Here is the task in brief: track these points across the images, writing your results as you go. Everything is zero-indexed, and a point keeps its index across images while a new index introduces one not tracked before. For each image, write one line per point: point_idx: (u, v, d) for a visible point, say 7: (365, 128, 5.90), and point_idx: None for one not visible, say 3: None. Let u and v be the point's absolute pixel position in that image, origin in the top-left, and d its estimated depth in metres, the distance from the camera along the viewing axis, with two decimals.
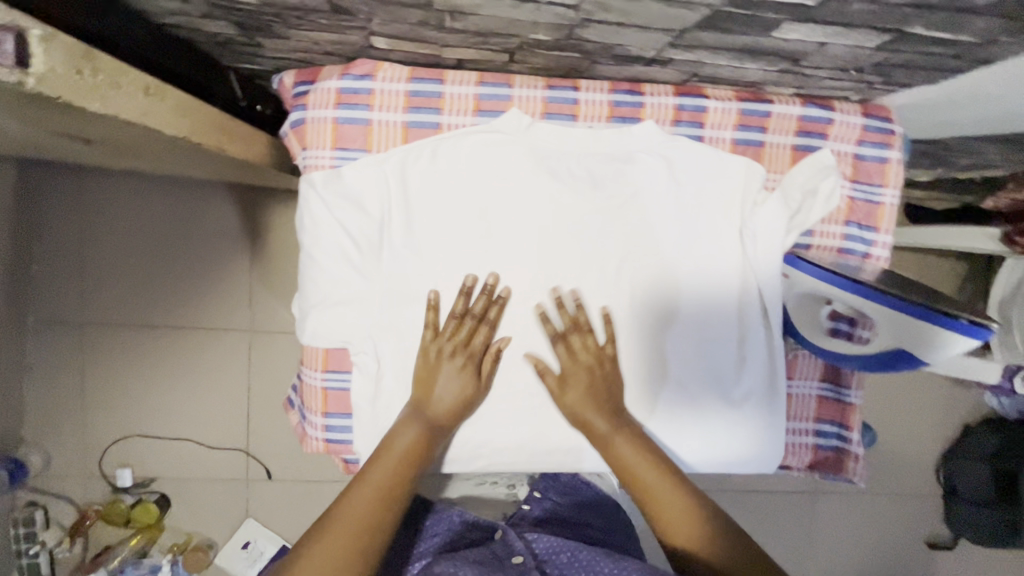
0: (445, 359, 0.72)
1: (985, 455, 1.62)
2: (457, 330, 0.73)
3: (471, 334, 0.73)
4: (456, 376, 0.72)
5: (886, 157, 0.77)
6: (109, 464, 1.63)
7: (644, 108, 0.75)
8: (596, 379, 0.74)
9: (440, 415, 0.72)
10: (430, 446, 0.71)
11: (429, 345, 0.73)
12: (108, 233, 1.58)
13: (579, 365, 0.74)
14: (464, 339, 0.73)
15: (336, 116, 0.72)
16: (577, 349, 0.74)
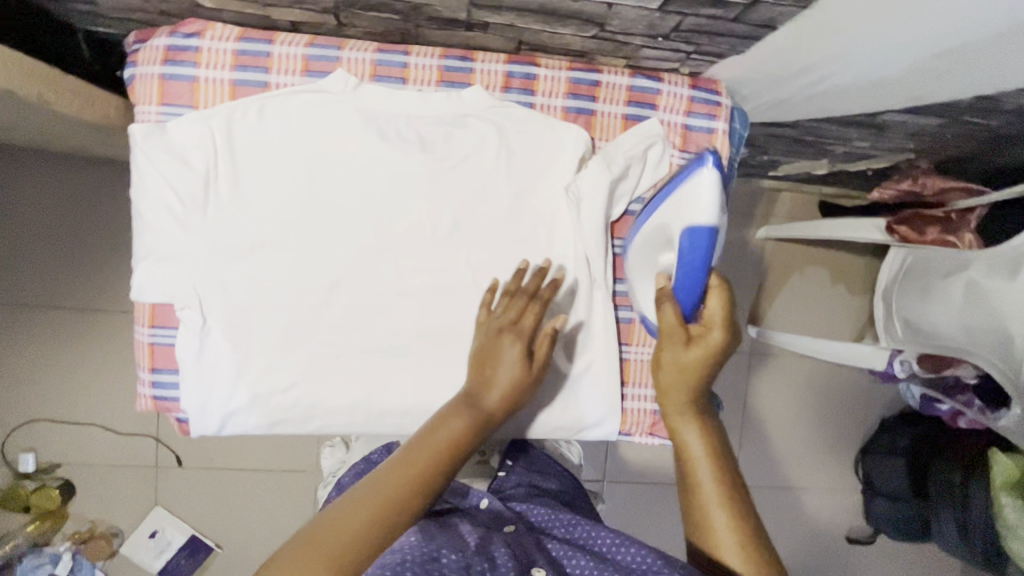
0: (508, 345, 0.73)
1: (900, 450, 1.61)
2: (509, 306, 0.75)
3: (523, 312, 0.74)
4: (515, 358, 0.72)
5: (714, 128, 0.80)
6: (11, 450, 1.60)
7: (474, 74, 0.77)
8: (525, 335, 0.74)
9: (489, 405, 0.71)
10: (473, 444, 0.70)
11: (489, 325, 0.74)
12: (15, 212, 1.56)
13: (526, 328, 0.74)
14: (515, 316, 0.74)
15: (163, 72, 0.74)
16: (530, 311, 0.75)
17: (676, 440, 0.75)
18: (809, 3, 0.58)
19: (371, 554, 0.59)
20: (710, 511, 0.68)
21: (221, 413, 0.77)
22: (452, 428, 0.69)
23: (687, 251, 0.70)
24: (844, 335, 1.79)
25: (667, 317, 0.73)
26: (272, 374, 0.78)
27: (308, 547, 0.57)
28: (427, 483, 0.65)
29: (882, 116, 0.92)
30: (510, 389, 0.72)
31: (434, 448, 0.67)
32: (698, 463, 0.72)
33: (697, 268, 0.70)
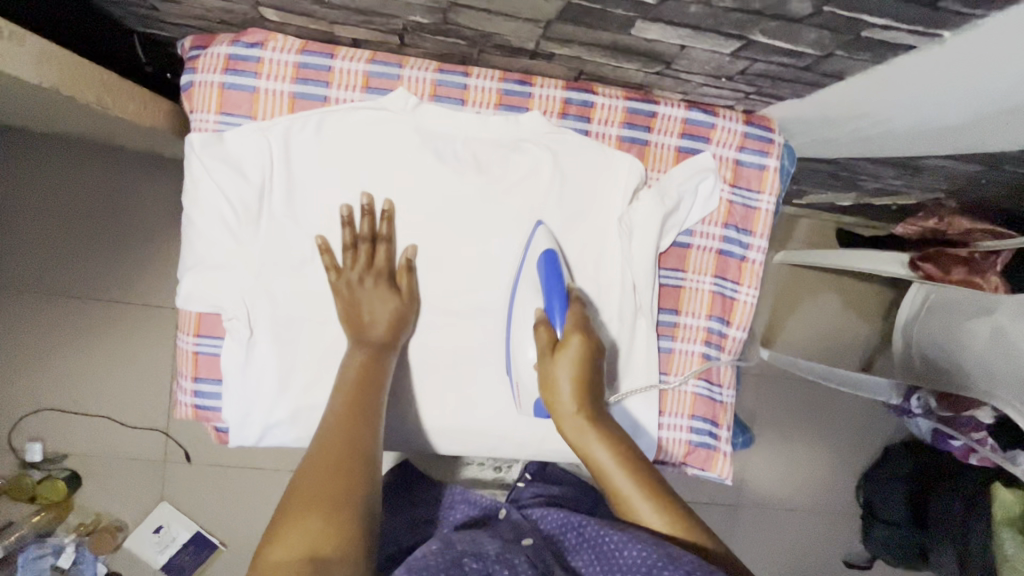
0: (366, 286, 0.75)
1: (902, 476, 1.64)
2: (357, 259, 0.76)
3: (372, 258, 0.76)
4: (381, 296, 0.75)
5: (765, 165, 0.81)
6: (18, 438, 1.58)
7: (532, 99, 0.78)
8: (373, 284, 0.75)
9: (380, 335, 0.74)
10: (377, 374, 0.72)
11: (338, 282, 0.75)
12: (35, 199, 1.55)
13: (371, 271, 0.76)
14: (366, 262, 0.76)
15: (223, 81, 0.73)
16: (377, 256, 0.76)
17: (586, 458, 0.67)
18: (883, 59, 0.58)
19: (357, 493, 0.58)
20: (654, 525, 0.62)
21: (261, 425, 0.78)
22: (353, 366, 0.72)
23: (545, 285, 0.73)
24: (853, 361, 1.81)
25: (540, 338, 0.70)
26: (315, 388, 0.78)
27: (302, 506, 0.56)
28: (362, 421, 0.66)
29: (922, 160, 0.93)
30: (393, 320, 0.75)
31: (342, 391, 0.69)
32: (614, 473, 0.65)
33: (557, 291, 0.73)
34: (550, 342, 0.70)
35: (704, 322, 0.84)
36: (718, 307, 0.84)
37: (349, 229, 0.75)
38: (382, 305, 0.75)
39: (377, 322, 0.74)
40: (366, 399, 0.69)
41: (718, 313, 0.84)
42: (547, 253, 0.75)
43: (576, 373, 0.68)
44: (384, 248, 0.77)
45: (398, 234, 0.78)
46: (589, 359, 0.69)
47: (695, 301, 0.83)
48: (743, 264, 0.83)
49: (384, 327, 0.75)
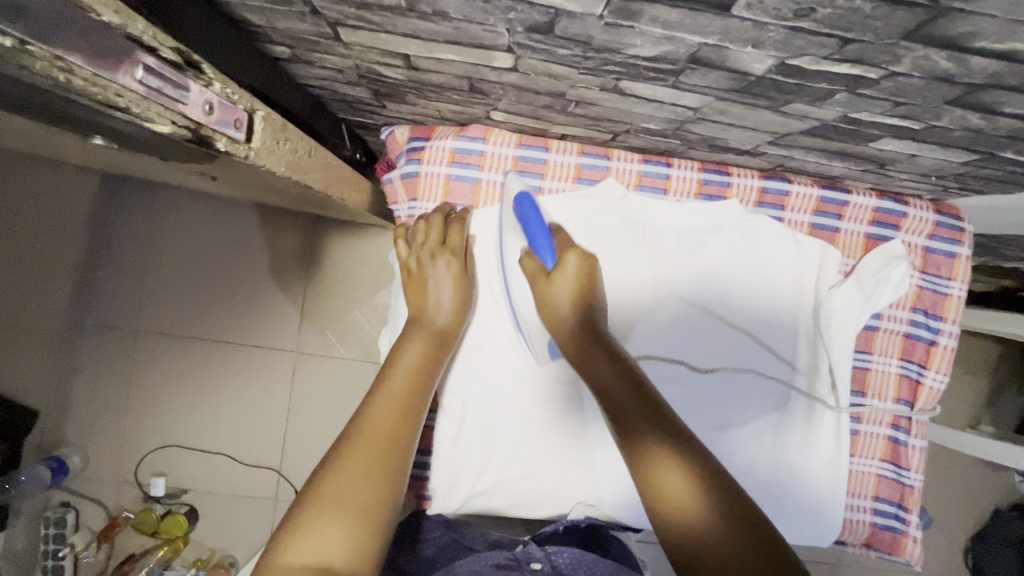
0: (433, 269, 0.76)
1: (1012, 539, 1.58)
2: (427, 233, 0.77)
3: (445, 236, 0.77)
4: (448, 277, 0.76)
5: (956, 252, 0.82)
6: (144, 472, 1.67)
7: (730, 188, 0.81)
8: (451, 266, 0.76)
9: (445, 323, 0.75)
10: (436, 363, 0.72)
11: (412, 259, 0.78)
12: (175, 248, 1.67)
13: (443, 249, 0.77)
14: (438, 238, 0.77)
15: (449, 172, 0.79)
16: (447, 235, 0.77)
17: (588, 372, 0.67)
18: None
19: (393, 484, 0.61)
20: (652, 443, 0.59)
21: (466, 493, 0.80)
22: (417, 352, 0.71)
23: (523, 221, 0.74)
24: (962, 418, 1.75)
25: (529, 268, 0.75)
26: (520, 460, 0.80)
27: (331, 505, 0.56)
28: (411, 414, 0.66)
29: None
30: (457, 308, 0.76)
31: (405, 377, 0.69)
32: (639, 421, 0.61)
33: (538, 232, 0.73)
34: (540, 269, 0.74)
35: (892, 406, 0.84)
36: (905, 390, 0.84)
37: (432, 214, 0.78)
38: (450, 275, 0.76)
39: (442, 297, 0.75)
40: (417, 394, 0.68)
41: (905, 396, 0.84)
42: (520, 194, 0.75)
43: (575, 291, 0.72)
44: (460, 224, 0.78)
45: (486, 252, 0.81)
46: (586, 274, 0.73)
47: (882, 383, 0.84)
48: (933, 348, 0.83)
49: (450, 307, 0.75)
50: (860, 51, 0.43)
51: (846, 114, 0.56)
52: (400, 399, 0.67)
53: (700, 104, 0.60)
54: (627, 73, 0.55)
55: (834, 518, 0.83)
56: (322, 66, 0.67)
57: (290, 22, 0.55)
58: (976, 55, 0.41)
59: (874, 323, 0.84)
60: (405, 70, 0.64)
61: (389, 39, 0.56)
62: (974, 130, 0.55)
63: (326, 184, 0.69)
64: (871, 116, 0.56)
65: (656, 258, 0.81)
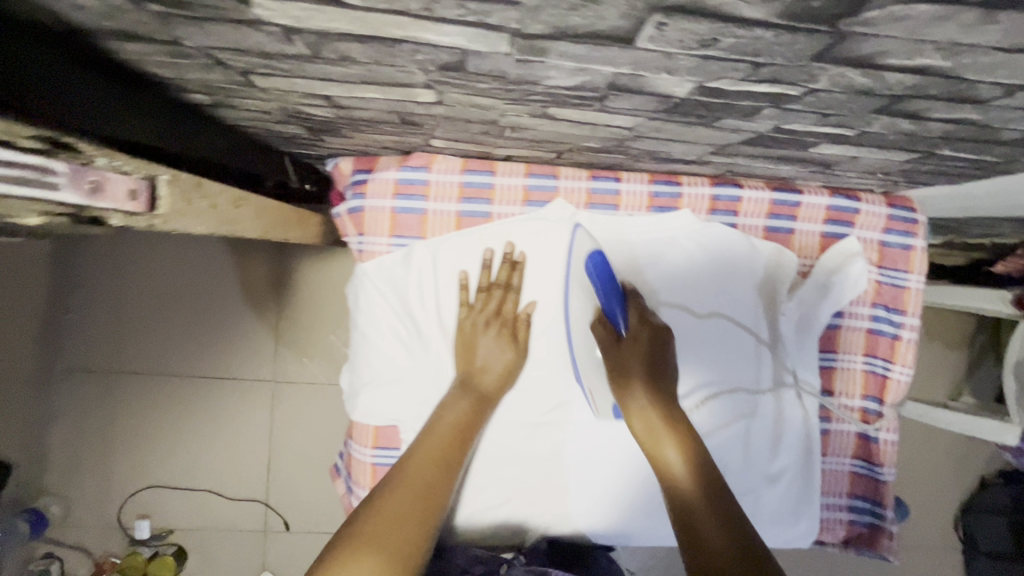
0: (480, 332, 0.76)
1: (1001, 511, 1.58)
2: (487, 301, 0.76)
3: (500, 304, 0.77)
4: (496, 345, 0.75)
5: (911, 245, 0.82)
6: (127, 515, 1.63)
7: (681, 198, 0.80)
8: (502, 332, 0.76)
9: (488, 388, 0.75)
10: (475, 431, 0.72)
11: (464, 321, 0.76)
12: (141, 285, 1.63)
13: (489, 313, 0.76)
14: (495, 307, 0.77)
15: (394, 205, 0.76)
16: (497, 303, 0.77)
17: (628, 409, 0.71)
18: None
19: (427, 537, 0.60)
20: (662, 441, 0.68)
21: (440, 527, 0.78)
22: (461, 415, 0.71)
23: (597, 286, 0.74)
24: (943, 391, 1.77)
25: (602, 335, 0.75)
26: (490, 487, 0.79)
27: (371, 540, 0.56)
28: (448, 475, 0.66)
29: None
30: (504, 373, 0.76)
31: (443, 434, 0.69)
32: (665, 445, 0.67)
33: (611, 294, 0.74)
34: (609, 333, 0.74)
35: (859, 403, 0.84)
36: (872, 386, 0.83)
37: (489, 269, 0.76)
38: (496, 341, 0.76)
39: (493, 369, 0.75)
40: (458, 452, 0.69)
41: (873, 393, 0.83)
42: (593, 253, 0.74)
43: (647, 362, 0.72)
44: (515, 294, 0.77)
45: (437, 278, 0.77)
46: (658, 349, 0.73)
47: (848, 380, 0.84)
48: (896, 342, 0.83)
49: (497, 377, 0.75)
50: (774, 73, 0.42)
51: (779, 126, 0.55)
52: (438, 454, 0.67)
53: (633, 124, 0.59)
54: (552, 101, 0.53)
55: (810, 521, 0.82)
56: (245, 109, 0.65)
57: (199, 73, 0.53)
58: (888, 70, 0.40)
59: (835, 321, 0.83)
60: (330, 109, 0.62)
61: (304, 84, 0.54)
62: (907, 133, 0.54)
63: (262, 233, 0.67)
64: (804, 126, 0.54)
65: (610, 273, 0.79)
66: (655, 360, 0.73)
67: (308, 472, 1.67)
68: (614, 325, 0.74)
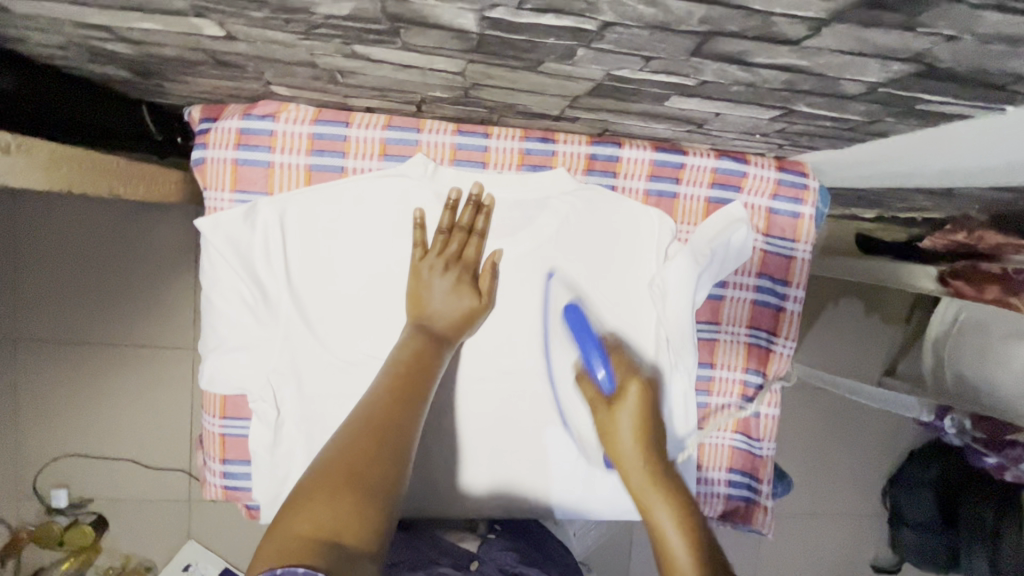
0: (435, 275, 0.71)
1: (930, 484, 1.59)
2: (447, 244, 0.72)
3: (461, 249, 0.72)
4: (452, 290, 0.71)
5: (799, 212, 0.78)
6: (43, 484, 1.59)
7: (556, 156, 0.74)
8: (460, 276, 0.71)
9: (443, 330, 0.70)
10: (432, 364, 0.67)
11: (420, 263, 0.71)
12: (45, 248, 1.54)
13: (444, 255, 0.71)
14: (455, 250, 0.72)
15: (236, 156, 0.70)
16: (455, 246, 0.72)
17: (646, 515, 0.66)
18: (935, 124, 0.55)
19: (390, 469, 0.55)
20: (669, 538, 0.62)
21: None
22: (407, 349, 0.67)
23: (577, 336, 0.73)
24: (876, 367, 1.78)
25: (588, 393, 0.73)
26: None
27: (337, 476, 0.52)
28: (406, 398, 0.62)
29: (960, 189, 0.90)
30: (460, 318, 0.71)
31: (394, 370, 0.65)
32: (669, 533, 0.62)
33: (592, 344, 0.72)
34: (600, 396, 0.72)
35: (741, 376, 0.81)
36: (754, 358, 0.80)
37: (451, 211, 0.71)
38: (450, 283, 0.71)
39: (444, 313, 0.71)
40: (411, 386, 0.63)
41: (755, 366, 0.81)
42: (569, 306, 0.74)
43: (637, 423, 0.69)
44: (478, 238, 0.73)
45: (285, 238, 0.71)
46: (649, 403, 0.70)
47: (730, 354, 0.80)
48: (780, 314, 0.80)
49: (452, 321, 0.70)
50: None
51: (609, 73, 0.50)
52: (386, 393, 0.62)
53: (460, 69, 0.53)
54: (348, 37, 0.47)
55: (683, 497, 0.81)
56: (36, 43, 0.57)
57: None
58: None
59: (718, 289, 0.79)
60: (127, 44, 0.55)
61: (63, 9, 0.47)
62: (747, 84, 0.49)
63: (64, 186, 0.61)
64: (635, 74, 0.49)
65: (475, 235, 0.73)
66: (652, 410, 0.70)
67: None
68: (597, 381, 0.72)
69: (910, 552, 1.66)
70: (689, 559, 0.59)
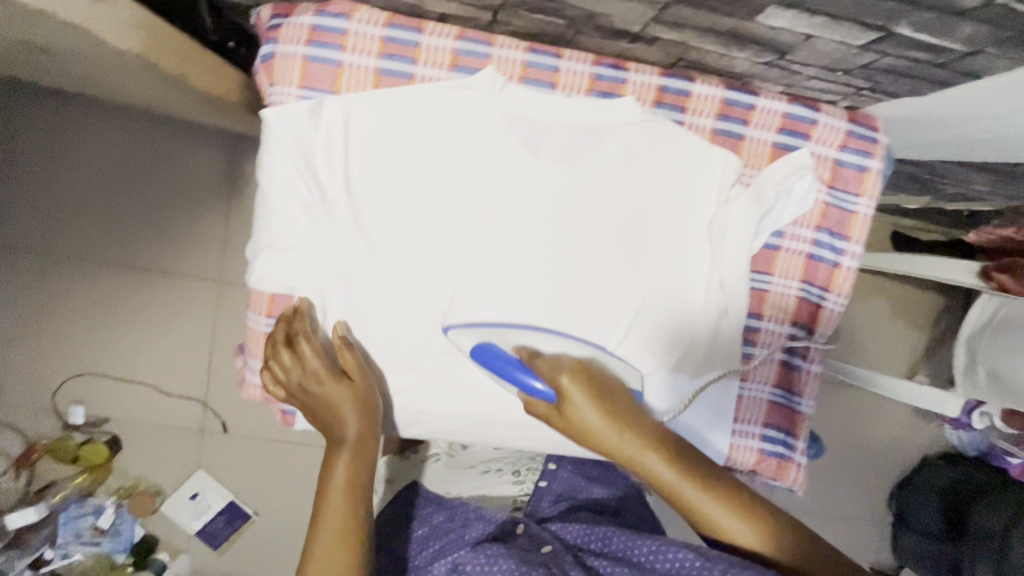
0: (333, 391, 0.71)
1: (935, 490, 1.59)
2: (327, 366, 0.72)
3: (340, 365, 0.72)
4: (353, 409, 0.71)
5: (866, 166, 0.76)
6: (61, 400, 1.60)
7: (626, 85, 0.73)
8: (353, 390, 0.72)
9: (354, 435, 0.72)
10: (365, 471, 0.72)
11: (321, 388, 0.71)
12: (82, 164, 1.55)
13: (335, 383, 0.71)
14: (334, 372, 0.72)
15: (306, 53, 0.69)
16: (342, 365, 0.72)
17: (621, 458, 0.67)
18: None
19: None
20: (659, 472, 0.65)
21: None
22: (342, 470, 0.71)
23: (498, 371, 0.70)
24: (900, 368, 1.75)
25: (540, 411, 0.70)
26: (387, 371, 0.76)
27: None
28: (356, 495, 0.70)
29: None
30: (366, 417, 0.72)
31: (342, 496, 0.69)
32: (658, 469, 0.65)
33: (514, 373, 0.69)
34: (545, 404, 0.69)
35: (788, 330, 0.80)
36: (803, 313, 0.79)
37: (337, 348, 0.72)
38: (351, 403, 0.71)
39: (348, 425, 0.72)
40: (360, 496, 0.71)
41: (803, 321, 0.80)
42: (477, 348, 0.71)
43: (592, 399, 0.66)
44: (350, 350, 0.73)
45: (348, 140, 0.70)
46: (591, 380, 0.68)
47: (779, 306, 0.79)
48: (835, 271, 0.78)
49: (357, 425, 0.72)
50: None
51: None
52: (342, 521, 0.68)
53: None
54: None
55: (717, 446, 0.80)
56: None
57: None
58: None
59: (776, 239, 0.78)
60: None
61: None
62: None
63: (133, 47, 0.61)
64: None
65: (343, 347, 0.72)
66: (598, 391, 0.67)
67: None
68: (539, 394, 0.68)
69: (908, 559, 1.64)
70: (686, 485, 0.65)
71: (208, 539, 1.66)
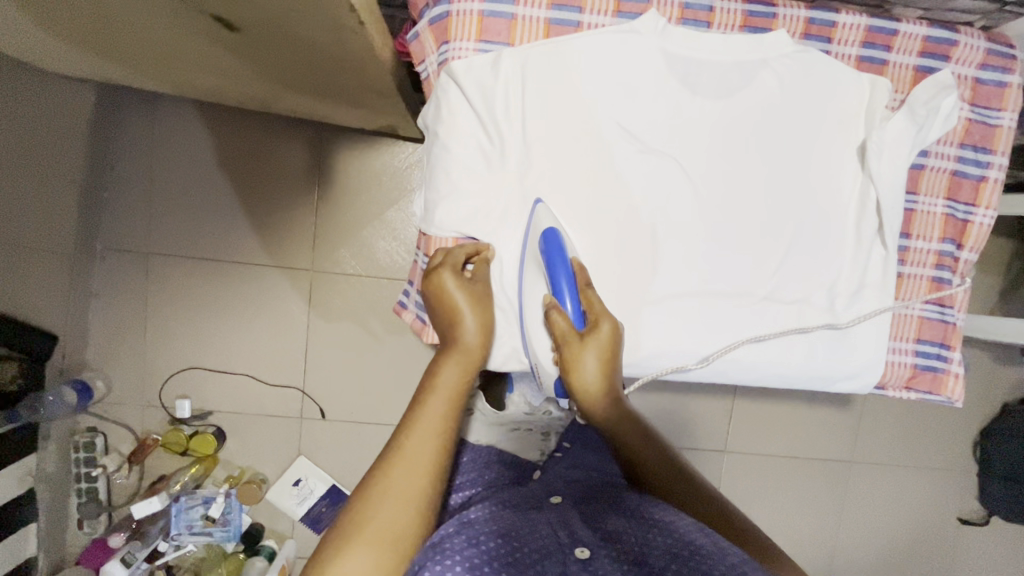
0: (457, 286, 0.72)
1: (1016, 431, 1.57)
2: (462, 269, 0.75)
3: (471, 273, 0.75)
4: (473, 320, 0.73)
5: (1006, 82, 0.80)
6: (167, 394, 1.66)
7: (776, 19, 0.77)
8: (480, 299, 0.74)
9: (467, 346, 0.72)
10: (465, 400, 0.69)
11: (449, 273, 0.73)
12: (177, 166, 1.61)
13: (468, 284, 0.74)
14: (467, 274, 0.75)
15: (482, 8, 0.74)
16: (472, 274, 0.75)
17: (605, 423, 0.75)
18: None
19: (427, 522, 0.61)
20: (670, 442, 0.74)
21: (511, 347, 0.80)
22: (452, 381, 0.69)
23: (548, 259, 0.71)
24: None
25: (561, 326, 0.70)
26: None
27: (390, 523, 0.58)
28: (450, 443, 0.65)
29: None
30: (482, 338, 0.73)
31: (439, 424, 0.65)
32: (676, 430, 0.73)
33: (563, 273, 0.71)
34: (570, 330, 0.70)
35: (936, 246, 0.84)
36: (951, 229, 0.83)
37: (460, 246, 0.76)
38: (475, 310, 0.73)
39: (467, 329, 0.72)
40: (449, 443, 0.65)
41: (951, 236, 0.83)
42: (547, 230, 0.73)
43: (603, 358, 0.70)
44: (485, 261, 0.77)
45: (524, 88, 0.75)
46: (614, 344, 0.71)
47: (927, 224, 0.83)
48: (981, 185, 0.82)
49: (476, 335, 0.72)
50: None
51: None
52: (439, 427, 0.65)
53: None
54: None
55: (877, 363, 0.83)
56: None
57: None
58: None
59: (921, 159, 0.81)
60: None
61: None
62: None
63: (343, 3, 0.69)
64: None
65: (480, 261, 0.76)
66: (611, 354, 0.71)
67: (343, 362, 1.68)
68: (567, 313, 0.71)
69: (997, 506, 1.62)
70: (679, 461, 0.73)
71: (313, 523, 1.69)
